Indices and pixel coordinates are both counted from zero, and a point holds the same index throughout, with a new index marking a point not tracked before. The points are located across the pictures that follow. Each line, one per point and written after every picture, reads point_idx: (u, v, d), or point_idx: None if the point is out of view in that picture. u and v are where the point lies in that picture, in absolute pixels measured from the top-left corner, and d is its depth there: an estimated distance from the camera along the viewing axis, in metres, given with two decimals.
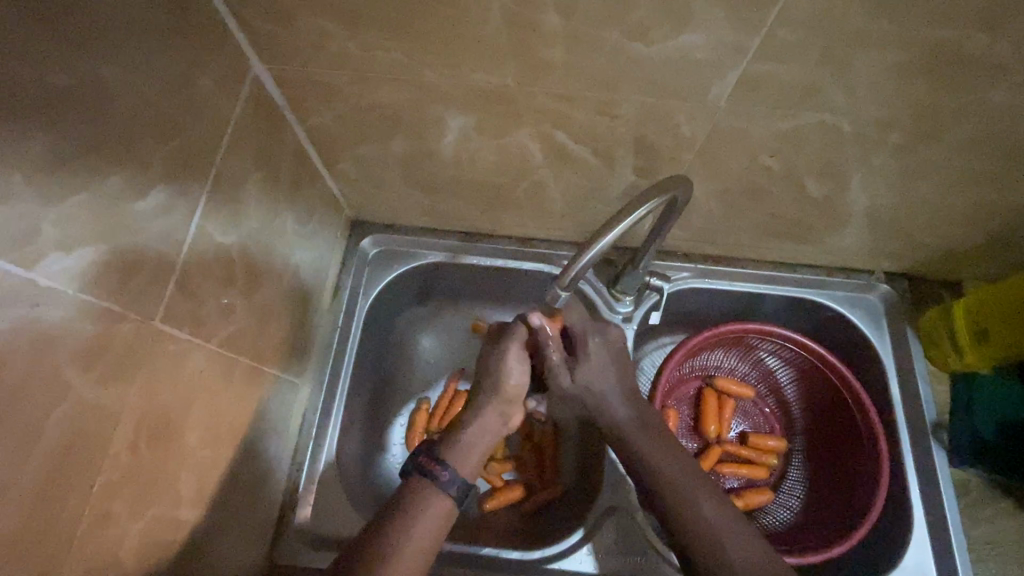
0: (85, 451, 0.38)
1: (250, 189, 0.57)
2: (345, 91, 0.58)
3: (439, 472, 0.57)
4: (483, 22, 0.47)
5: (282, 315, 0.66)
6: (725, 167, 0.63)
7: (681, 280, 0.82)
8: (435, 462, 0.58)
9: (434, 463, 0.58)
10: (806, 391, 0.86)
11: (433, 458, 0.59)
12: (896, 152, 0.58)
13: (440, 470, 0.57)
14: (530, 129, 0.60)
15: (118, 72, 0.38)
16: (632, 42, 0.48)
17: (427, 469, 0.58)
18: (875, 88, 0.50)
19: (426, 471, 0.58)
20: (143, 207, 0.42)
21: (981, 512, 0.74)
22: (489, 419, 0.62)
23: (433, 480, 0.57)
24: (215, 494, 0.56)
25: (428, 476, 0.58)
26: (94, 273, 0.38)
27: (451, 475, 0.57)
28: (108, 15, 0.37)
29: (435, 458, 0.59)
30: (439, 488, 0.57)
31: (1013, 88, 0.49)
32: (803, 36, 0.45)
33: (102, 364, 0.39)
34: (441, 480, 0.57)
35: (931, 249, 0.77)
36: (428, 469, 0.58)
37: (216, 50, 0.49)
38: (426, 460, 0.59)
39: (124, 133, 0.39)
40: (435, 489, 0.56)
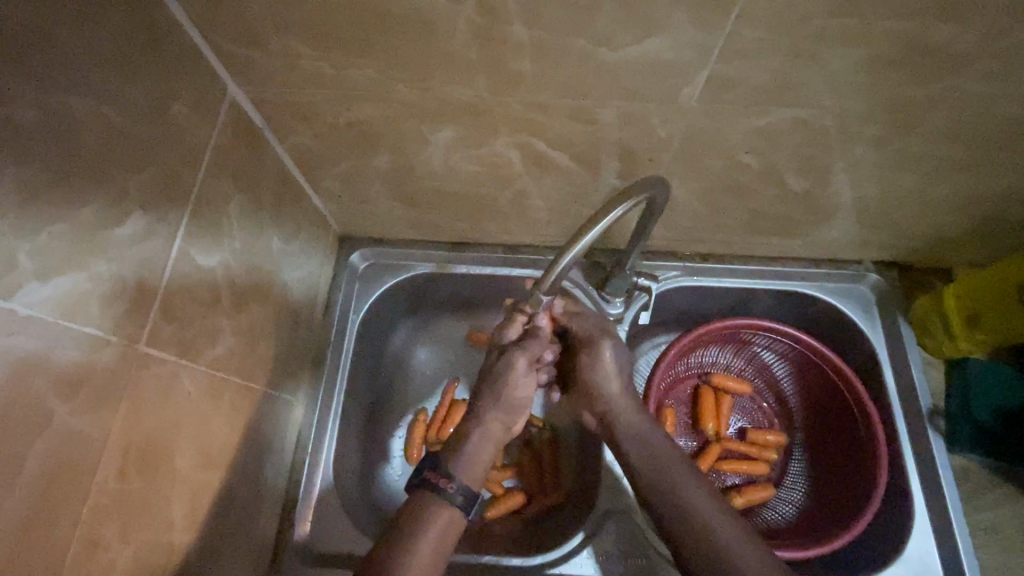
0: (70, 479, 0.38)
1: (232, 211, 0.57)
2: (321, 109, 0.59)
3: (446, 486, 0.57)
4: (450, 36, 0.48)
5: (272, 334, 0.67)
6: (703, 167, 0.64)
7: (670, 279, 0.82)
8: (443, 476, 0.58)
9: (442, 477, 0.58)
10: (802, 385, 0.86)
11: (440, 471, 0.58)
12: (871, 143, 0.58)
13: (446, 484, 0.58)
14: (507, 139, 0.61)
15: (89, 105, 0.39)
16: (598, 49, 0.48)
17: (435, 483, 0.58)
18: (843, 82, 0.51)
19: (433, 485, 0.58)
20: (120, 233, 0.42)
21: (983, 499, 0.74)
22: (491, 427, 0.62)
23: (438, 493, 0.57)
24: (209, 515, 0.56)
25: (437, 490, 0.57)
26: (75, 302, 0.38)
27: (458, 487, 0.58)
28: (76, 49, 0.38)
29: (442, 471, 0.59)
30: (445, 501, 0.57)
31: (980, 74, 0.49)
32: (766, 34, 0.46)
33: (84, 391, 0.39)
34: (448, 492, 0.57)
35: (917, 237, 0.77)
36: (435, 483, 0.58)
37: (190, 77, 0.50)
38: (433, 475, 0.58)
39: (99, 163, 0.40)
40: (441, 503, 0.57)
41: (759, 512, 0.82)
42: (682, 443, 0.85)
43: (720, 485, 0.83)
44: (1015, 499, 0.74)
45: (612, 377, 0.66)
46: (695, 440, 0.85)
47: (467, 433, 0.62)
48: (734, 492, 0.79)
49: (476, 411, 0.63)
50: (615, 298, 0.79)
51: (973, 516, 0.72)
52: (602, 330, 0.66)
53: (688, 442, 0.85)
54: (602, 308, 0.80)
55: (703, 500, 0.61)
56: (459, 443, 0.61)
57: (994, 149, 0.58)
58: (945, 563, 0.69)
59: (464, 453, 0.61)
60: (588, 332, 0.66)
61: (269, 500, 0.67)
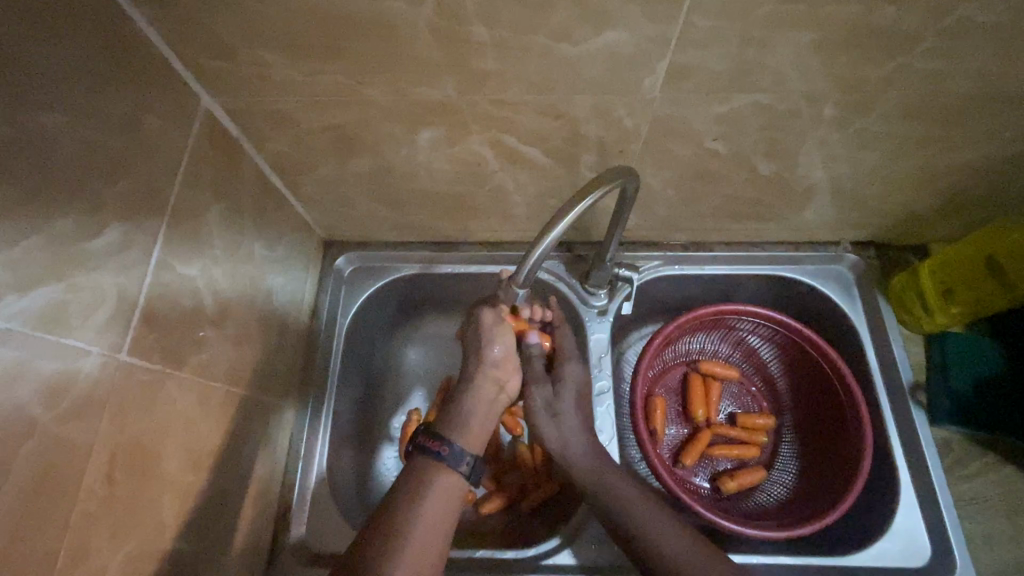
0: (56, 486, 0.39)
1: (212, 219, 0.58)
2: (293, 116, 0.60)
3: (440, 448, 0.60)
4: (413, 38, 0.49)
5: (258, 339, 0.68)
6: (674, 156, 0.65)
7: (651, 269, 0.83)
8: (435, 438, 0.61)
9: (435, 440, 0.60)
10: (789, 368, 0.87)
11: (433, 435, 0.61)
12: (834, 124, 0.60)
13: (441, 447, 0.60)
14: (479, 136, 0.62)
15: (60, 121, 0.40)
16: (558, 44, 0.50)
17: (429, 446, 0.60)
18: (800, 65, 0.52)
19: (428, 448, 0.60)
20: (97, 244, 0.43)
21: (968, 469, 0.75)
22: (484, 389, 0.66)
23: (434, 456, 0.59)
24: (201, 520, 0.57)
25: (431, 452, 0.60)
26: (53, 312, 0.39)
27: (455, 449, 0.60)
28: (46, 66, 0.39)
29: (435, 435, 0.61)
30: (443, 463, 0.59)
31: (931, 52, 0.50)
32: (719, 23, 0.47)
33: (67, 400, 0.40)
34: (443, 454, 0.59)
35: (890, 215, 0.78)
36: (430, 447, 0.60)
37: (161, 90, 0.51)
38: (426, 438, 0.61)
39: (74, 176, 0.41)
40: (439, 464, 0.59)
41: (751, 494, 0.83)
42: (673, 431, 0.86)
43: (711, 471, 0.84)
44: (998, 468, 0.75)
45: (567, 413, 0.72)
46: (685, 427, 0.86)
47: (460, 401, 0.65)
48: (726, 477, 0.80)
49: (466, 377, 0.67)
50: (598, 290, 0.80)
51: (958, 487, 0.74)
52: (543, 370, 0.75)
53: (680, 430, 0.86)
54: (587, 300, 0.81)
55: (669, 530, 0.62)
56: (452, 417, 0.64)
57: (954, 125, 0.60)
58: (932, 534, 0.70)
59: (458, 419, 0.64)
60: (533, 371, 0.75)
61: (263, 503, 0.68)
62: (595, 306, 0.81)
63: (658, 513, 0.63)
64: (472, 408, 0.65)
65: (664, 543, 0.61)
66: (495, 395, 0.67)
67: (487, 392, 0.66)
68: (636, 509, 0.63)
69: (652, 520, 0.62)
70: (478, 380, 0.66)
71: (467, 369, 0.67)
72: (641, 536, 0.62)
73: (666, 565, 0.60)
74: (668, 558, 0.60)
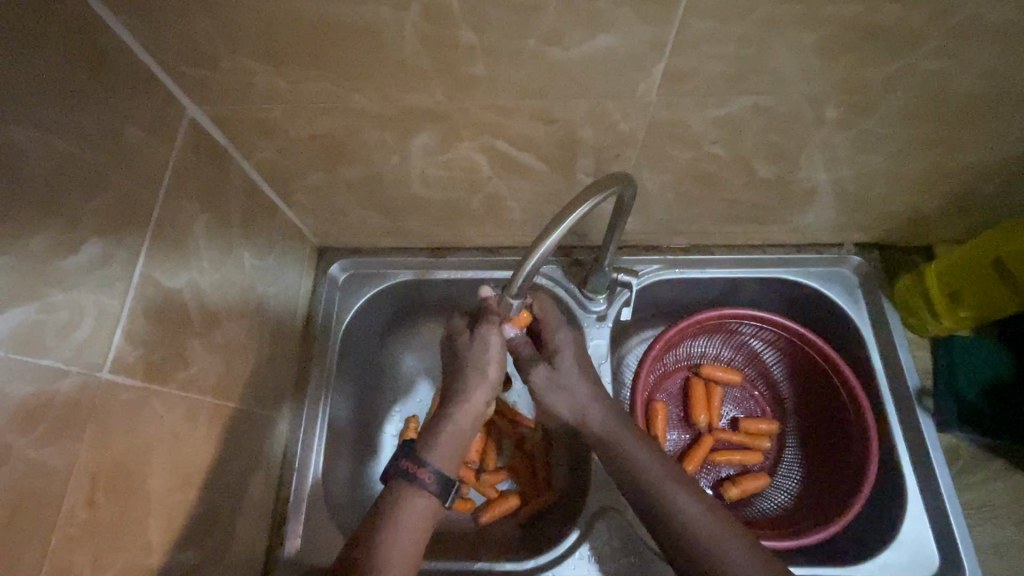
0: (33, 512, 0.38)
1: (198, 230, 0.57)
2: (282, 125, 0.58)
3: (421, 472, 0.59)
4: (400, 44, 0.48)
5: (249, 350, 0.67)
6: (672, 159, 0.63)
7: (650, 273, 0.82)
8: (418, 463, 0.60)
9: (417, 465, 0.59)
10: (792, 371, 0.85)
11: (415, 459, 0.60)
12: (836, 126, 0.58)
13: (422, 471, 0.59)
14: (471, 142, 0.60)
15: (33, 136, 0.39)
16: (550, 48, 0.48)
17: (411, 472, 0.59)
18: (800, 66, 0.50)
19: (409, 473, 0.59)
20: (74, 262, 0.42)
21: (975, 476, 0.73)
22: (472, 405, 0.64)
23: (414, 482, 0.58)
24: (190, 538, 0.56)
25: (412, 478, 0.59)
26: (28, 334, 0.38)
27: (434, 475, 0.59)
28: (16, 78, 0.38)
29: (417, 460, 0.60)
30: (420, 489, 0.58)
31: (936, 52, 0.49)
32: (716, 25, 0.46)
33: (44, 422, 0.39)
34: (424, 481, 0.59)
35: (895, 217, 0.76)
36: (411, 472, 0.59)
37: (143, 100, 0.50)
38: (408, 463, 0.60)
39: (49, 194, 0.40)
40: (417, 490, 0.58)
41: (754, 501, 0.81)
42: (675, 437, 0.85)
43: (714, 477, 0.82)
44: (1006, 474, 0.73)
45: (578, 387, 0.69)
46: (687, 433, 0.85)
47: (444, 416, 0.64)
48: (728, 484, 0.79)
49: (457, 391, 0.65)
50: (597, 296, 0.78)
51: (966, 494, 0.72)
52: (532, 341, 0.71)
53: (682, 436, 0.85)
54: (586, 305, 0.79)
55: (691, 505, 0.60)
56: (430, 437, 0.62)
57: (960, 125, 0.58)
58: (940, 543, 0.68)
59: (436, 438, 0.62)
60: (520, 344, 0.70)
61: (257, 516, 0.67)
62: (594, 311, 0.79)
63: (678, 486, 0.62)
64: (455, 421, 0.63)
65: (677, 510, 0.60)
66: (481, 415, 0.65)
67: (478, 404, 0.65)
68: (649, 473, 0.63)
69: (672, 494, 0.61)
70: (472, 390, 0.64)
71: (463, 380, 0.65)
72: (662, 510, 0.61)
73: (681, 530, 0.59)
74: (680, 525, 0.59)
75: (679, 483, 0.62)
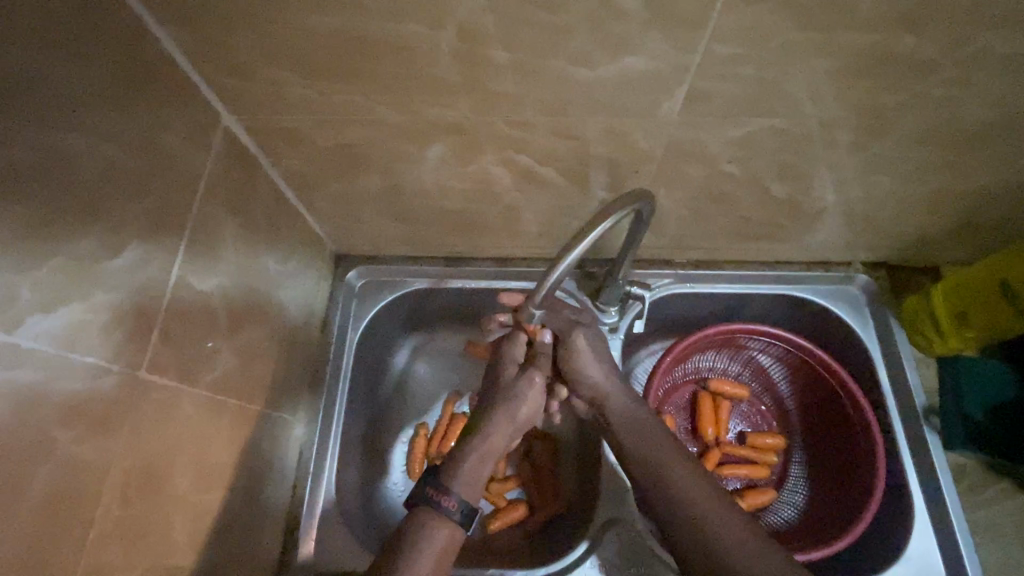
0: (72, 508, 0.39)
1: (228, 235, 0.59)
2: (312, 135, 0.60)
3: (445, 501, 0.58)
4: (434, 61, 0.50)
5: (270, 354, 0.68)
6: (688, 177, 0.65)
7: (662, 286, 0.83)
8: (443, 492, 0.59)
9: (442, 493, 0.58)
10: (799, 387, 0.86)
11: (441, 488, 0.59)
12: (849, 149, 0.60)
13: (447, 500, 0.58)
14: (494, 156, 0.62)
15: (86, 141, 0.40)
16: (577, 69, 0.50)
17: (436, 500, 0.58)
18: (816, 91, 0.52)
19: (434, 502, 0.58)
20: (118, 263, 0.43)
21: (981, 495, 0.74)
22: (497, 440, 0.63)
23: (439, 510, 0.58)
24: (210, 538, 0.56)
25: (437, 506, 0.58)
26: (75, 332, 0.39)
27: (459, 504, 0.58)
28: (73, 87, 0.40)
29: (442, 489, 0.59)
30: (445, 519, 0.58)
31: (948, 81, 0.51)
32: (737, 50, 0.48)
33: (85, 419, 0.40)
34: (449, 510, 0.58)
35: (902, 237, 0.78)
36: (436, 499, 0.58)
37: (184, 108, 0.51)
38: (433, 490, 0.59)
39: (97, 197, 0.41)
40: (442, 519, 0.57)
41: (761, 515, 0.82)
42: None
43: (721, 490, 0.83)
44: (1011, 494, 0.74)
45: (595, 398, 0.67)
46: (695, 445, 0.86)
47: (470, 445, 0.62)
48: (736, 497, 0.79)
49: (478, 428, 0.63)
50: (609, 308, 0.79)
51: (972, 512, 0.73)
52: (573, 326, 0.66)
53: (689, 448, 0.85)
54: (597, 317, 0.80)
55: (691, 482, 0.62)
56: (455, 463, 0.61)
57: (968, 151, 0.60)
58: (948, 560, 0.69)
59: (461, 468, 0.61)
60: (560, 331, 0.66)
61: (272, 519, 0.68)
62: (605, 323, 0.81)
63: (678, 462, 0.63)
64: (479, 456, 0.62)
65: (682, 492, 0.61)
66: (505, 447, 0.64)
67: (499, 442, 0.63)
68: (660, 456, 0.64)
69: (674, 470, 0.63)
70: (495, 425, 0.63)
71: (485, 417, 0.64)
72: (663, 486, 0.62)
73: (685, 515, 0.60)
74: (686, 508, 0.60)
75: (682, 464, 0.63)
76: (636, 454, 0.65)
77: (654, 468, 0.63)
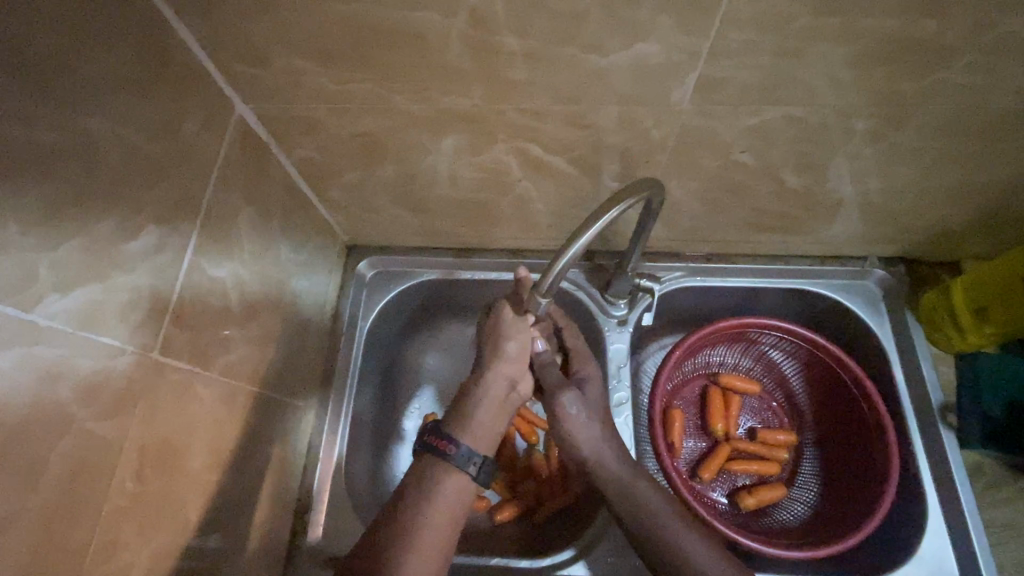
0: (88, 481, 0.40)
1: (241, 222, 0.59)
2: (324, 123, 0.61)
3: (446, 447, 0.59)
4: (446, 48, 0.50)
5: (282, 341, 0.69)
6: (700, 167, 0.65)
7: (672, 280, 0.82)
8: (442, 438, 0.60)
9: (444, 440, 0.59)
10: (812, 383, 0.85)
11: (440, 434, 0.60)
12: (867, 139, 0.59)
13: (449, 446, 0.59)
14: (504, 145, 0.62)
15: (103, 124, 0.41)
16: (589, 56, 0.50)
17: (438, 446, 0.59)
18: (833, 78, 0.51)
19: (435, 448, 0.59)
20: (135, 245, 0.44)
21: (999, 494, 0.72)
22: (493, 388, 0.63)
23: (442, 456, 0.58)
24: (222, 518, 0.58)
25: (438, 452, 0.59)
26: (92, 311, 0.40)
27: (461, 450, 0.59)
28: (94, 72, 0.40)
29: (443, 435, 0.60)
30: (451, 464, 0.58)
31: (969, 68, 0.49)
32: (752, 36, 0.47)
33: (102, 397, 0.41)
34: (452, 455, 0.58)
35: (922, 231, 0.76)
36: (438, 446, 0.59)
37: (198, 95, 0.52)
38: (433, 437, 0.60)
39: (114, 181, 0.42)
40: (444, 465, 0.58)
41: (771, 512, 0.80)
42: (691, 444, 0.84)
43: (729, 486, 0.82)
44: None
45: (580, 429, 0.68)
46: (704, 441, 0.85)
47: (468, 400, 0.63)
48: (745, 493, 0.79)
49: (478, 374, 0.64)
50: (619, 301, 0.79)
51: (990, 512, 0.71)
52: (563, 380, 0.69)
53: (698, 443, 0.84)
54: (606, 310, 0.80)
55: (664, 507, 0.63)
56: (456, 417, 0.62)
57: (990, 141, 0.59)
58: (962, 560, 0.68)
59: (464, 419, 0.62)
60: (552, 381, 0.69)
61: (282, 502, 0.69)
62: (615, 316, 0.80)
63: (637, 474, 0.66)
64: (484, 405, 0.63)
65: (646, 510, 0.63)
66: (507, 394, 0.64)
67: (499, 387, 0.64)
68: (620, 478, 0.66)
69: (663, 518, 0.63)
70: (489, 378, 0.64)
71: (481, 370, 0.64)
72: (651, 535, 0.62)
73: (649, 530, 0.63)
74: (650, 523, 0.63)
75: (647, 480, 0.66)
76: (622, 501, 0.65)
77: (636, 513, 0.64)
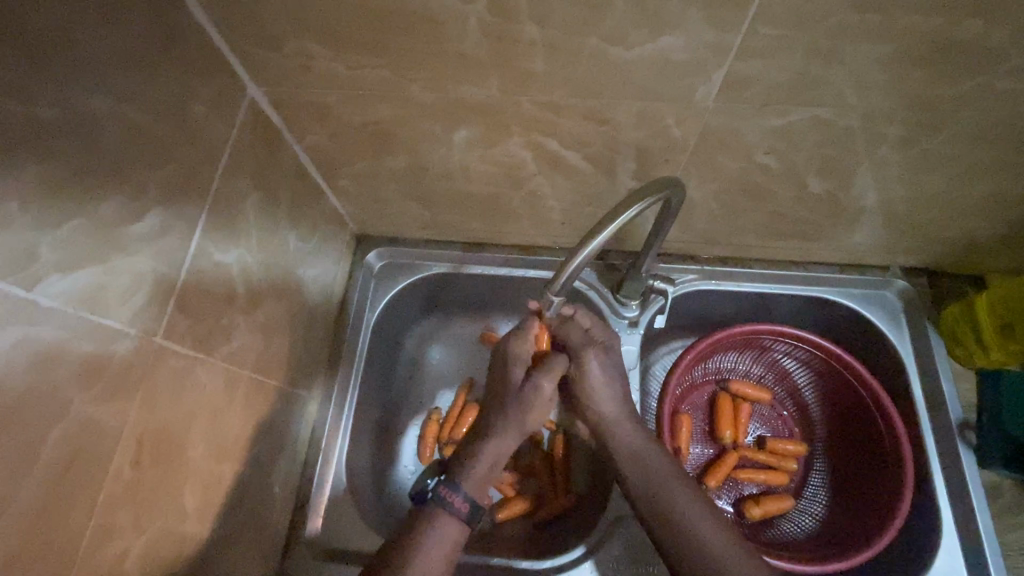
0: (83, 467, 0.40)
1: (249, 208, 0.58)
2: (338, 111, 0.60)
3: (454, 499, 0.58)
4: (463, 37, 0.49)
5: (288, 330, 0.68)
6: (721, 168, 0.63)
7: (686, 283, 0.80)
8: (451, 491, 0.59)
9: (450, 492, 0.58)
10: (825, 393, 0.82)
11: (449, 484, 0.59)
12: (898, 144, 0.56)
13: (453, 497, 0.58)
14: (519, 139, 0.61)
15: (109, 102, 0.40)
16: (611, 48, 0.48)
17: (444, 497, 0.58)
18: (865, 79, 0.49)
19: (442, 498, 0.58)
20: (139, 228, 0.44)
21: (1016, 517, 0.70)
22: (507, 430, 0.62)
23: (446, 507, 0.58)
24: (220, 508, 0.57)
25: (444, 505, 0.58)
26: (93, 294, 0.40)
27: (466, 502, 0.58)
28: (99, 48, 0.39)
29: (452, 487, 0.59)
30: (451, 516, 0.57)
31: (1014, 71, 0.47)
32: (783, 33, 0.45)
33: (101, 382, 0.40)
34: (457, 509, 0.58)
35: (949, 241, 0.73)
36: (443, 496, 0.58)
37: (208, 76, 0.51)
38: (444, 489, 0.59)
39: (121, 162, 0.41)
40: (449, 517, 0.57)
41: (776, 523, 0.79)
42: (698, 450, 0.82)
43: (735, 494, 0.80)
44: None
45: (602, 390, 0.65)
46: (711, 447, 0.83)
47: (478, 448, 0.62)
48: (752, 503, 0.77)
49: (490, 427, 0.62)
50: (630, 301, 0.77)
51: (1005, 535, 0.69)
52: (587, 341, 0.65)
53: (705, 449, 0.83)
54: (617, 310, 0.78)
55: (701, 516, 0.59)
56: (466, 463, 0.61)
57: None
58: None
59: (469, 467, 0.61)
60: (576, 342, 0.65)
61: (283, 491, 0.68)
62: (626, 317, 0.78)
63: (678, 480, 0.62)
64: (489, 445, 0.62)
65: (685, 520, 0.59)
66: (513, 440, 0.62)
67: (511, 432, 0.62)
68: (664, 484, 0.61)
69: (706, 533, 0.58)
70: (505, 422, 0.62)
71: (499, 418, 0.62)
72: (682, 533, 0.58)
73: (686, 540, 0.58)
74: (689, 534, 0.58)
75: (687, 490, 0.61)
76: (655, 494, 0.61)
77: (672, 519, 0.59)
